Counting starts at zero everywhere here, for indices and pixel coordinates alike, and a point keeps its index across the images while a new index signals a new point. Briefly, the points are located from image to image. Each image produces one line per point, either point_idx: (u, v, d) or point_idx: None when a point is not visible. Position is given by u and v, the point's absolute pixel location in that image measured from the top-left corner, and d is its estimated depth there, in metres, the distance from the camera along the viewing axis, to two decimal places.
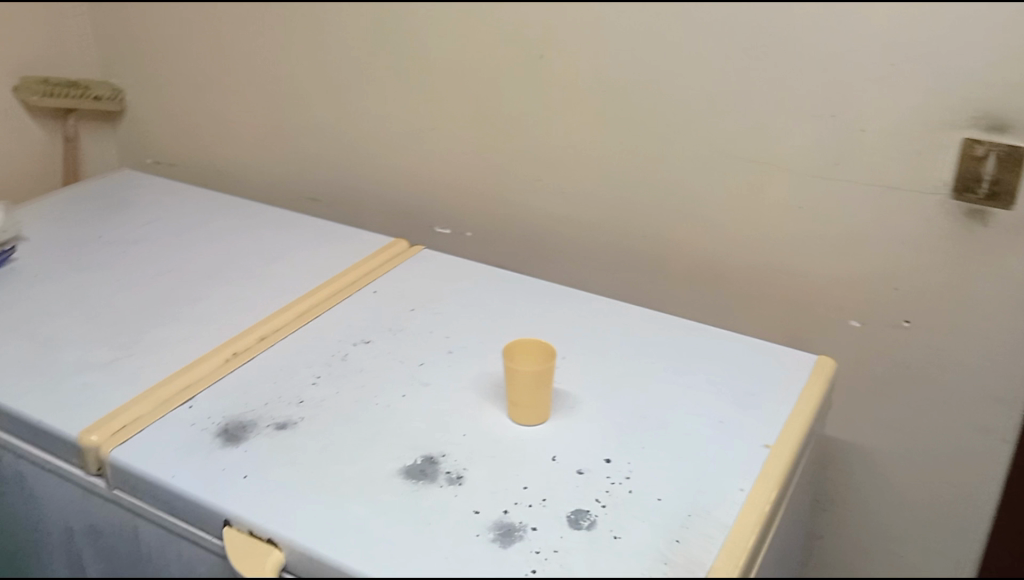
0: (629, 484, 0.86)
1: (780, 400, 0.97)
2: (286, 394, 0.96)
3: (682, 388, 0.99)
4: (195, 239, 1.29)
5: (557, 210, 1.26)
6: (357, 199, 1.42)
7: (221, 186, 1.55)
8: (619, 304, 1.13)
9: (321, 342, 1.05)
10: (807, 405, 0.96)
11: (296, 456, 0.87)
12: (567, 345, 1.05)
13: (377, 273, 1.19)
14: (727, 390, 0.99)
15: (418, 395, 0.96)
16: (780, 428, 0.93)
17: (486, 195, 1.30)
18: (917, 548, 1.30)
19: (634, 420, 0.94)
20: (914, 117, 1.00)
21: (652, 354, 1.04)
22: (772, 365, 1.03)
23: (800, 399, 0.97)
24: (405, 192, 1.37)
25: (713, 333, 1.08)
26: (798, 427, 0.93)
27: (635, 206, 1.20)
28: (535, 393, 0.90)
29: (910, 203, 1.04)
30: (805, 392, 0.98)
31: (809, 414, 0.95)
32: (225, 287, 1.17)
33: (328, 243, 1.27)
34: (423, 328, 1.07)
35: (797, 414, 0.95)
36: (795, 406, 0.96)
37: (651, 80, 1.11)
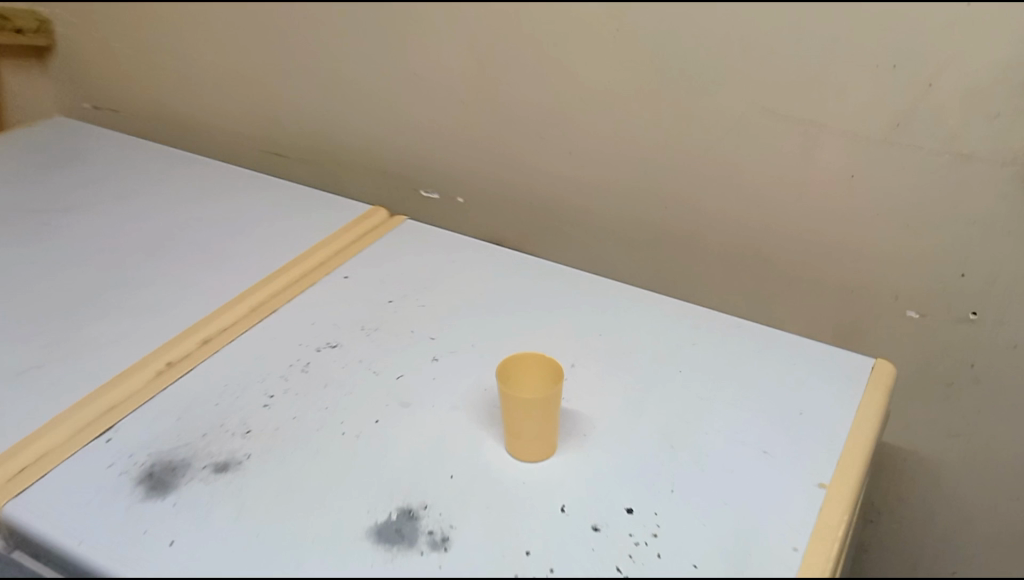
0: (656, 544, 0.67)
1: (838, 418, 0.78)
2: (231, 420, 0.78)
3: (721, 405, 0.79)
4: (131, 208, 1.09)
5: (561, 176, 1.06)
6: (327, 154, 1.22)
7: (169, 136, 1.35)
8: (638, 292, 0.94)
9: (278, 346, 0.85)
10: (868, 424, 0.77)
11: (238, 513, 0.70)
12: (578, 347, 0.85)
13: (354, 251, 0.99)
14: (777, 405, 0.79)
15: (396, 419, 0.77)
16: (838, 457, 0.74)
17: (478, 155, 1.10)
18: (976, 556, 1.16)
19: (661, 451, 0.74)
20: (1001, 70, 0.79)
21: (678, 361, 0.84)
22: (828, 368, 0.84)
23: (857, 417, 0.78)
24: (385, 151, 1.17)
25: (756, 330, 0.89)
26: (857, 454, 0.74)
27: (652, 172, 1.00)
28: (537, 425, 0.71)
29: (982, 173, 0.85)
30: (863, 407, 0.79)
31: (871, 435, 0.75)
32: (164, 269, 0.97)
33: (293, 214, 1.08)
34: (403, 326, 0.87)
35: (856, 438, 0.75)
36: (853, 426, 0.77)
37: (663, 14, 0.89)
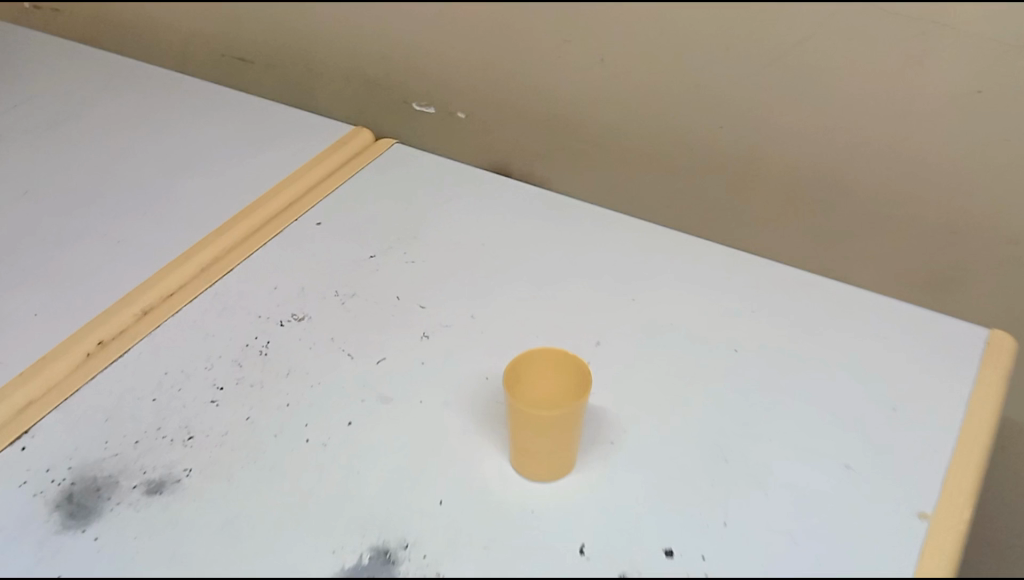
0: None
1: (942, 421, 0.60)
2: (170, 422, 0.63)
3: (790, 401, 0.61)
4: (65, 128, 0.90)
5: (609, 93, 0.95)
6: (320, 65, 1.10)
7: (140, 42, 1.22)
8: (681, 237, 0.75)
9: (231, 320, 0.70)
10: (982, 437, 0.58)
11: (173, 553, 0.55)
12: (606, 319, 0.67)
13: (327, 186, 0.81)
14: (860, 398, 0.61)
15: (372, 421, 0.61)
16: (943, 483, 0.56)
17: (496, 71, 0.99)
18: None
19: (713, 464, 0.57)
20: None
21: (731, 338, 0.66)
22: (921, 343, 0.66)
23: (967, 425, 0.59)
24: (393, 64, 1.05)
25: (830, 289, 0.70)
26: (967, 484, 0.56)
27: (723, 87, 0.89)
28: (556, 446, 0.55)
29: None
30: (974, 407, 0.60)
31: (984, 453, 0.57)
32: (106, 209, 0.80)
33: (256, 137, 0.89)
34: (385, 290, 0.70)
35: (968, 455, 0.57)
36: (963, 436, 0.58)
37: None
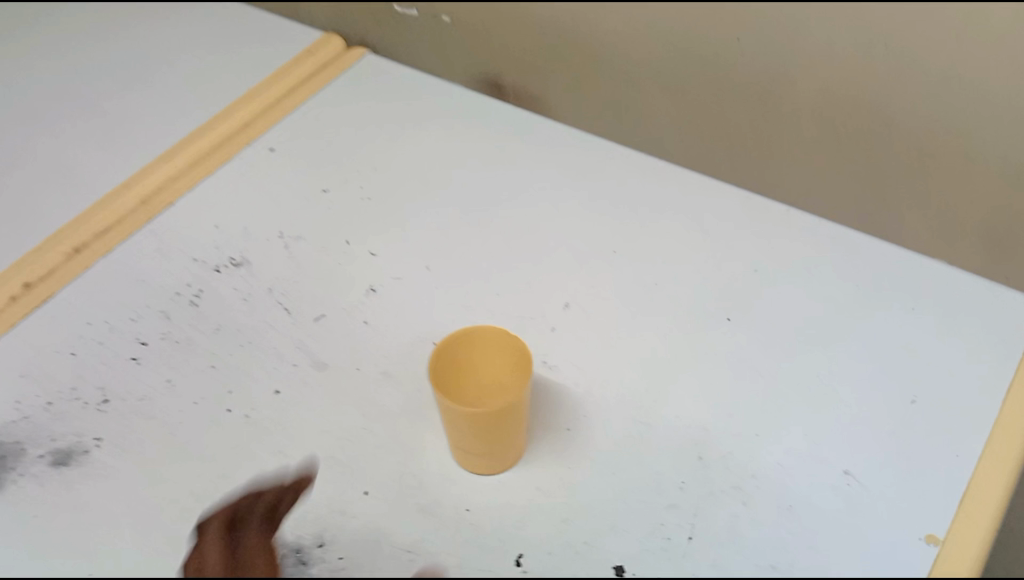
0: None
1: (958, 430, 0.51)
2: (87, 380, 0.55)
3: (782, 398, 0.53)
4: (19, 40, 0.82)
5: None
6: None
7: None
8: (678, 189, 0.67)
9: (167, 264, 0.62)
10: (1013, 457, 0.49)
11: (80, 541, 0.48)
12: (582, 277, 0.60)
13: (284, 107, 0.73)
14: (861, 395, 0.53)
15: (302, 390, 0.54)
16: (958, 507, 0.48)
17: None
18: None
19: (688, 462, 0.50)
20: None
21: (718, 305, 0.58)
22: (936, 325, 0.57)
23: (995, 442, 0.50)
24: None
25: (839, 253, 0.62)
26: (988, 511, 0.47)
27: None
28: (497, 440, 0.46)
29: None
30: (1005, 420, 0.51)
31: (1014, 473, 0.49)
32: (48, 133, 0.72)
33: (216, 54, 0.81)
34: (335, 234, 0.63)
35: (993, 476, 0.49)
36: (987, 453, 0.50)
37: None
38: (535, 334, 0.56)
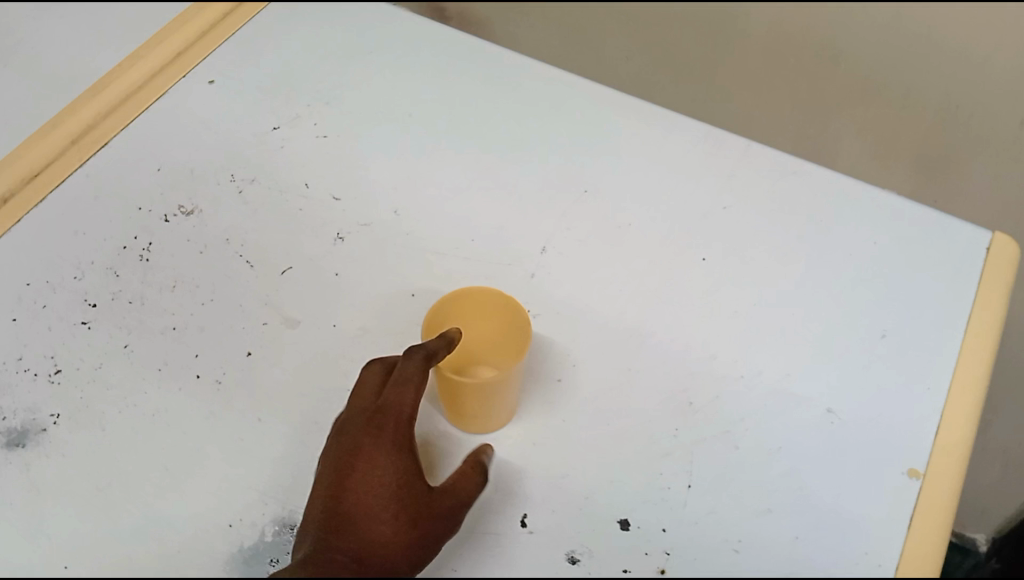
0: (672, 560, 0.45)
1: (928, 358, 0.51)
2: (33, 349, 0.51)
3: (766, 337, 0.52)
4: None
5: None
6: None
7: None
8: (645, 114, 0.64)
9: (107, 212, 0.57)
10: (976, 386, 0.50)
11: (51, 528, 0.45)
12: (556, 218, 0.58)
13: (219, 35, 0.67)
14: (844, 324, 0.53)
15: (274, 351, 0.51)
16: (936, 427, 0.48)
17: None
18: None
19: (675, 401, 0.49)
20: None
21: (697, 245, 0.57)
22: (912, 252, 0.56)
23: (960, 369, 0.51)
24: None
25: (812, 172, 0.61)
26: (959, 442, 0.48)
27: None
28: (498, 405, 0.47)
29: None
30: (969, 347, 0.51)
31: (978, 400, 0.49)
32: None
33: None
34: (293, 177, 0.59)
35: (964, 404, 0.49)
36: (961, 366, 0.51)
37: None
38: (515, 281, 0.54)
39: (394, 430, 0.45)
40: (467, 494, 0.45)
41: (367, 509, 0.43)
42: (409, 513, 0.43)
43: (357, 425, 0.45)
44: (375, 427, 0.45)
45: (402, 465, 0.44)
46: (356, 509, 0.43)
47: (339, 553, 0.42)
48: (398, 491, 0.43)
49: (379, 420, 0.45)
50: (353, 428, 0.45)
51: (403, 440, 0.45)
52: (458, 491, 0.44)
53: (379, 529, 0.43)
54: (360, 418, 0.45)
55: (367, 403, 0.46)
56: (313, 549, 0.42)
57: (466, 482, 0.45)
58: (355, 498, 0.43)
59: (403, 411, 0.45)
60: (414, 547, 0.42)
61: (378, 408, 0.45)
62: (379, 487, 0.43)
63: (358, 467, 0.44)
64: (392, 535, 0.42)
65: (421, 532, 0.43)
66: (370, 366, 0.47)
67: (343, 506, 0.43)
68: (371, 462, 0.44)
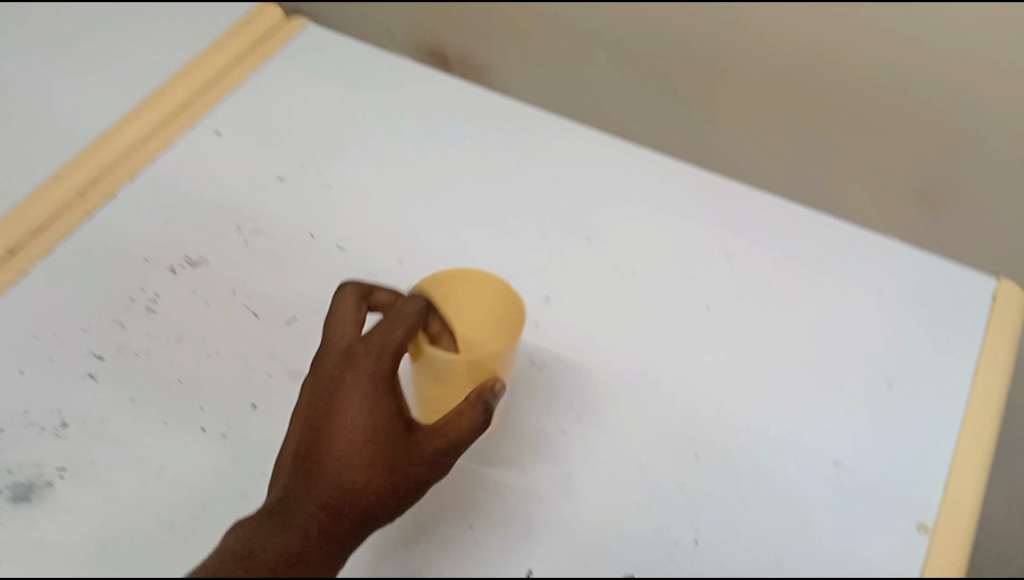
0: None
1: (934, 409, 0.51)
2: (40, 402, 0.51)
3: (773, 387, 0.52)
4: None
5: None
6: None
7: None
8: (646, 166, 0.65)
9: (115, 263, 0.57)
10: (987, 438, 0.50)
11: None
12: (559, 268, 0.58)
13: (224, 86, 0.68)
14: (850, 374, 0.53)
15: (280, 402, 0.51)
16: (947, 482, 0.48)
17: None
18: None
19: (681, 455, 0.49)
20: None
21: (700, 294, 0.57)
22: (914, 303, 0.57)
23: (970, 420, 0.51)
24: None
25: (811, 224, 0.62)
26: (971, 494, 0.48)
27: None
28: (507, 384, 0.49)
29: None
30: (976, 398, 0.52)
31: (989, 453, 0.49)
32: None
33: (137, 23, 0.74)
34: (298, 227, 0.60)
35: (974, 454, 0.49)
36: (970, 418, 0.51)
37: None
38: (519, 330, 0.55)
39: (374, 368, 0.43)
40: (456, 434, 0.43)
41: (344, 453, 0.42)
42: (385, 458, 0.42)
43: (338, 362, 0.44)
44: (356, 360, 0.43)
45: (380, 404, 0.42)
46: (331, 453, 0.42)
47: (311, 503, 0.41)
48: (374, 431, 0.42)
49: (362, 355, 0.43)
50: (334, 363, 0.44)
51: (386, 377, 0.43)
52: (444, 436, 0.43)
53: (352, 473, 0.41)
54: (340, 354, 0.44)
55: (347, 337, 0.45)
56: (287, 495, 0.42)
57: (457, 423, 0.43)
58: (332, 439, 0.42)
59: (387, 346, 0.43)
60: (389, 493, 0.42)
61: (360, 343, 0.44)
62: (354, 428, 0.42)
63: (335, 406, 0.42)
64: (367, 483, 0.41)
65: (397, 476, 0.42)
66: (348, 297, 0.47)
67: (314, 446, 0.42)
68: (350, 399, 0.42)
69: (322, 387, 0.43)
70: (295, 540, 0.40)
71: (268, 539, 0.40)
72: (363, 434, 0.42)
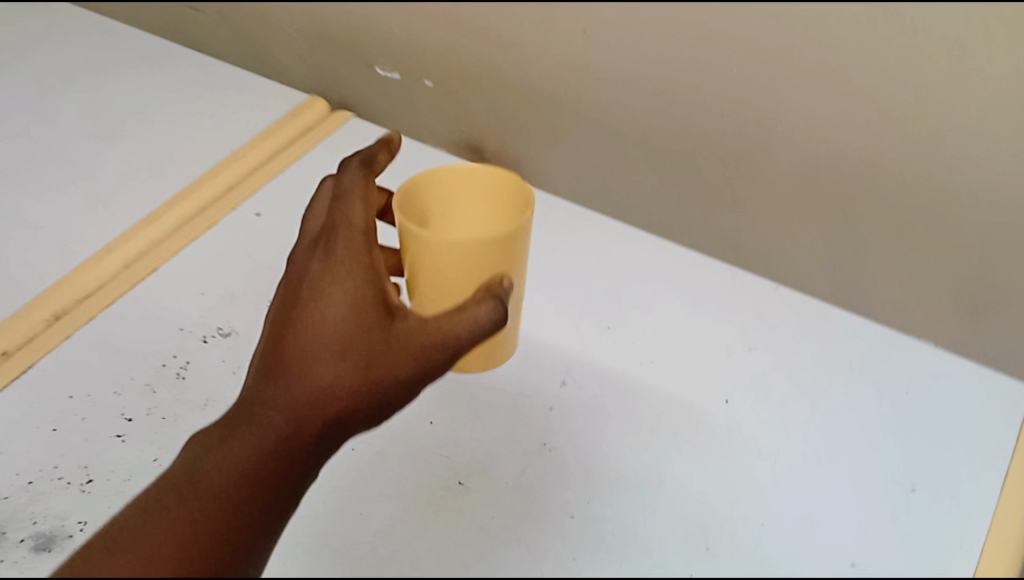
0: None
1: (954, 517, 0.51)
2: (69, 458, 0.53)
3: (790, 482, 0.52)
4: None
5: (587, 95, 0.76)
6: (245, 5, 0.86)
7: None
8: (668, 263, 0.67)
9: (152, 332, 0.60)
10: (1014, 546, 0.49)
11: None
12: (578, 355, 0.59)
13: (267, 171, 0.72)
14: (870, 474, 0.53)
15: None
16: None
17: (463, 41, 0.78)
18: None
19: (695, 547, 0.49)
20: None
21: (720, 386, 0.57)
22: (939, 411, 0.56)
23: (997, 528, 0.50)
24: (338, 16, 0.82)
25: (826, 325, 0.62)
26: None
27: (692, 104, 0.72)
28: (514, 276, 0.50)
29: None
30: (1004, 505, 0.51)
31: (1016, 562, 0.48)
32: (25, 193, 0.68)
33: (196, 111, 0.78)
34: None
35: (995, 567, 0.48)
36: (998, 525, 0.50)
37: None
38: (534, 412, 0.55)
39: (339, 267, 0.45)
40: (454, 331, 0.44)
41: (314, 346, 0.43)
42: (357, 350, 0.43)
43: (312, 260, 0.46)
44: (325, 262, 0.45)
45: (352, 295, 0.44)
46: (301, 349, 0.43)
47: (279, 398, 0.42)
48: (339, 328, 0.43)
49: (331, 248, 0.46)
50: (308, 262, 0.46)
51: (359, 267, 0.45)
52: (427, 327, 0.44)
53: (317, 370, 0.43)
54: (315, 252, 0.46)
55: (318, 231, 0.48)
56: (258, 393, 0.43)
57: (458, 317, 0.44)
58: (302, 334, 0.43)
59: (349, 229, 0.46)
60: (360, 385, 0.43)
61: (331, 238, 0.46)
62: (321, 324, 0.43)
63: (306, 301, 0.44)
64: (337, 377, 0.43)
65: (372, 371, 0.43)
66: (321, 197, 0.51)
67: (285, 344, 0.43)
68: (321, 293, 0.44)
69: (294, 288, 0.46)
70: (259, 442, 0.41)
71: (229, 441, 0.42)
72: (333, 327, 0.43)
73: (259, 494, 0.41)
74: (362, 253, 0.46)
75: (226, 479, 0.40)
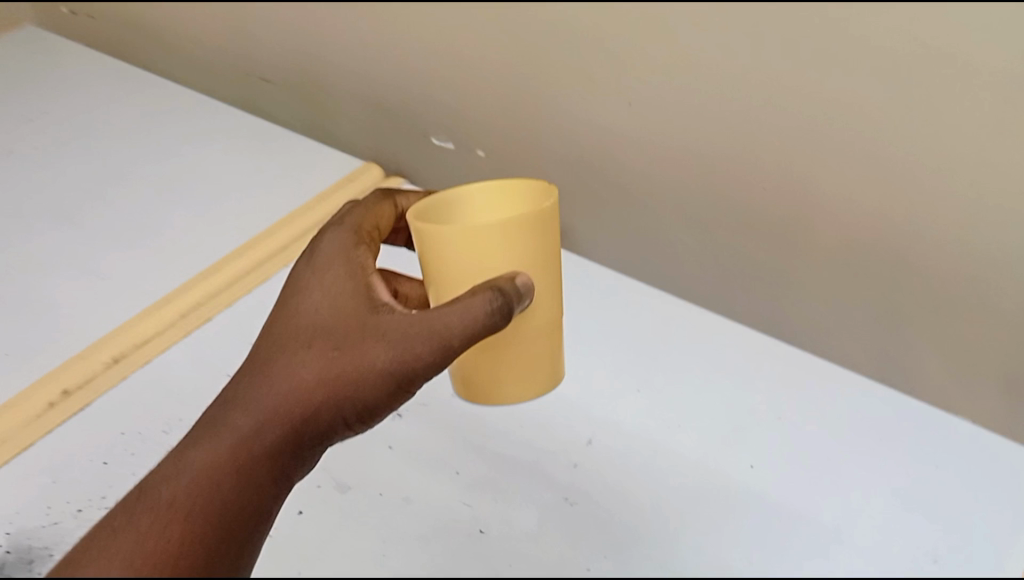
0: None
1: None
2: (117, 491, 0.56)
3: (810, 555, 0.52)
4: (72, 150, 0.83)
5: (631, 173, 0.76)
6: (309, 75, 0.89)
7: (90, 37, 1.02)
8: (706, 325, 0.66)
9: (201, 380, 0.64)
10: None
11: None
12: (607, 412, 0.59)
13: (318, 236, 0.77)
14: (895, 552, 0.51)
15: (325, 512, 0.54)
16: None
17: (509, 119, 0.79)
18: None
19: None
20: None
21: (747, 451, 0.57)
22: (974, 490, 0.55)
23: None
24: (397, 83, 0.84)
25: (864, 393, 0.61)
26: None
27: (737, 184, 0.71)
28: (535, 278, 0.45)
29: None
30: None
31: None
32: (98, 247, 0.73)
33: (260, 174, 0.83)
34: None
35: None
36: None
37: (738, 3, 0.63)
38: (556, 472, 0.56)
39: (330, 263, 0.46)
40: (448, 321, 0.42)
41: (294, 344, 0.43)
42: (336, 345, 0.43)
43: (303, 262, 0.47)
44: (312, 263, 0.46)
45: (337, 291, 0.44)
46: (283, 347, 0.43)
47: (254, 395, 0.42)
48: (321, 319, 0.44)
49: (321, 250, 0.47)
50: (299, 265, 0.47)
51: (347, 263, 0.46)
52: (412, 319, 0.43)
53: (296, 367, 0.42)
54: (307, 254, 0.47)
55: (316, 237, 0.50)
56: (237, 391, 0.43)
57: (455, 310, 0.42)
58: (285, 333, 0.44)
59: (343, 230, 0.48)
60: (339, 381, 0.42)
61: (323, 240, 0.48)
62: (304, 322, 0.44)
63: (292, 300, 0.45)
64: (315, 372, 0.42)
65: (351, 366, 0.42)
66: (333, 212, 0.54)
67: (269, 344, 0.44)
68: (306, 291, 0.45)
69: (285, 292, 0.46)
70: (229, 440, 0.41)
71: (199, 441, 0.41)
72: (313, 324, 0.43)
73: (228, 484, 0.39)
74: (354, 251, 0.47)
75: (198, 468, 0.39)
